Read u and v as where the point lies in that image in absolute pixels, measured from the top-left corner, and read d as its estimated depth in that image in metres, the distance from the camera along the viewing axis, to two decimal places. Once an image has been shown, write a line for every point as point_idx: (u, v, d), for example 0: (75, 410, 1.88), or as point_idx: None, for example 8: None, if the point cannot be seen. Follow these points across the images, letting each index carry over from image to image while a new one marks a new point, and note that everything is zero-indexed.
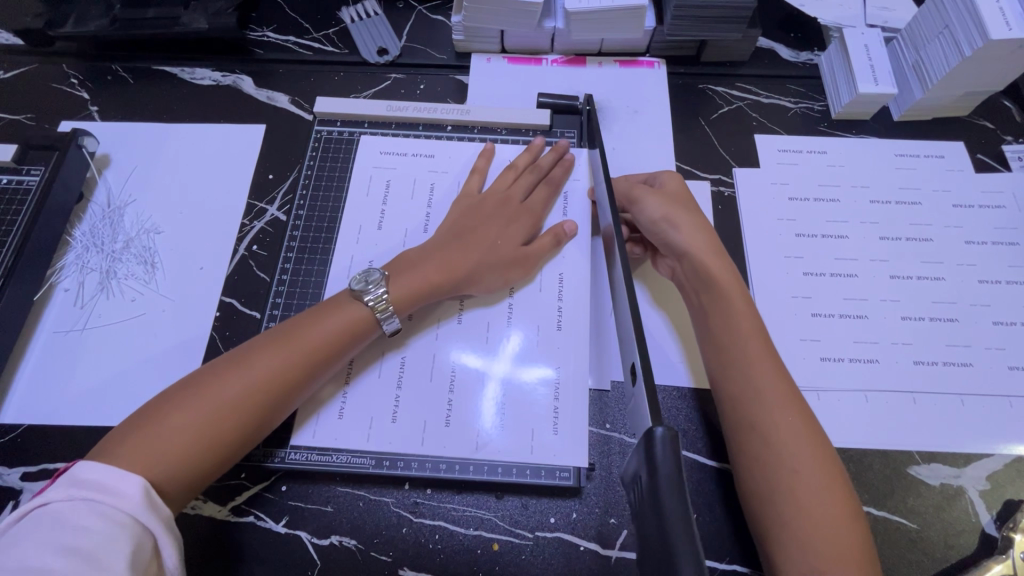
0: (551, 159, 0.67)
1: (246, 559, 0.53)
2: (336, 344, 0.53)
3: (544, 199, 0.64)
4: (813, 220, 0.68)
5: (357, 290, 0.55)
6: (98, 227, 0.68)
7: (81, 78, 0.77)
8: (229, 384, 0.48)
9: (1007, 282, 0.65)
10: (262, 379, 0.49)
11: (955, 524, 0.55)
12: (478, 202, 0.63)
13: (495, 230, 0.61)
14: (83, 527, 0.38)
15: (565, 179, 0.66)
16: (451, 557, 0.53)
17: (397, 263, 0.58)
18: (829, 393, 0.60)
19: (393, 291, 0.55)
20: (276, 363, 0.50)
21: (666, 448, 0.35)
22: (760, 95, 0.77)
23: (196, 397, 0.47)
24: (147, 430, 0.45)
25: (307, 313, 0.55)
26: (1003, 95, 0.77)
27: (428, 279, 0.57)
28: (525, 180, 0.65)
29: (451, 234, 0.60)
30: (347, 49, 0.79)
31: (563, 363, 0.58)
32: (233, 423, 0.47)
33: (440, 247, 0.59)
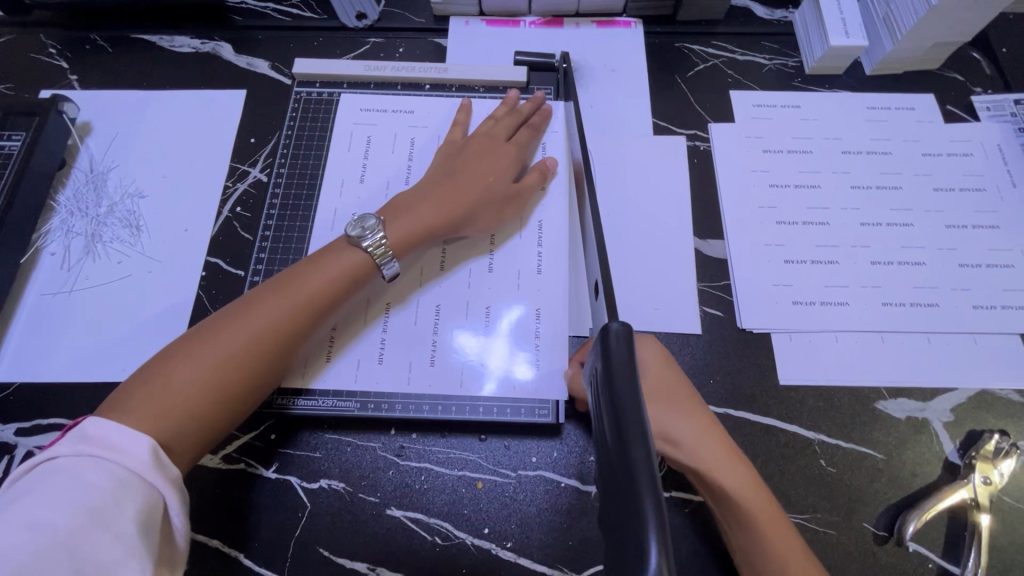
0: (530, 107, 0.68)
1: (239, 504, 0.55)
2: (334, 294, 0.54)
3: (527, 140, 0.66)
4: (786, 171, 0.70)
5: (354, 236, 0.55)
6: (81, 192, 0.69)
7: (59, 48, 0.77)
8: (230, 335, 0.49)
9: (973, 227, 0.66)
10: (264, 332, 0.50)
11: (920, 454, 0.57)
12: (464, 146, 0.64)
13: (484, 170, 0.62)
14: (89, 483, 0.39)
15: (544, 125, 0.68)
16: (437, 496, 0.55)
17: (392, 206, 0.59)
18: (800, 335, 0.62)
19: (391, 235, 0.56)
20: (275, 314, 0.51)
21: (621, 342, 0.40)
22: (735, 52, 0.78)
23: (199, 352, 0.48)
24: (154, 385, 0.46)
25: (299, 265, 0.55)
26: (972, 47, 0.78)
27: (426, 221, 0.58)
28: (507, 124, 0.66)
29: (442, 177, 0.61)
30: (325, 14, 0.79)
31: (543, 307, 0.60)
32: (238, 372, 0.48)
33: (433, 190, 0.60)
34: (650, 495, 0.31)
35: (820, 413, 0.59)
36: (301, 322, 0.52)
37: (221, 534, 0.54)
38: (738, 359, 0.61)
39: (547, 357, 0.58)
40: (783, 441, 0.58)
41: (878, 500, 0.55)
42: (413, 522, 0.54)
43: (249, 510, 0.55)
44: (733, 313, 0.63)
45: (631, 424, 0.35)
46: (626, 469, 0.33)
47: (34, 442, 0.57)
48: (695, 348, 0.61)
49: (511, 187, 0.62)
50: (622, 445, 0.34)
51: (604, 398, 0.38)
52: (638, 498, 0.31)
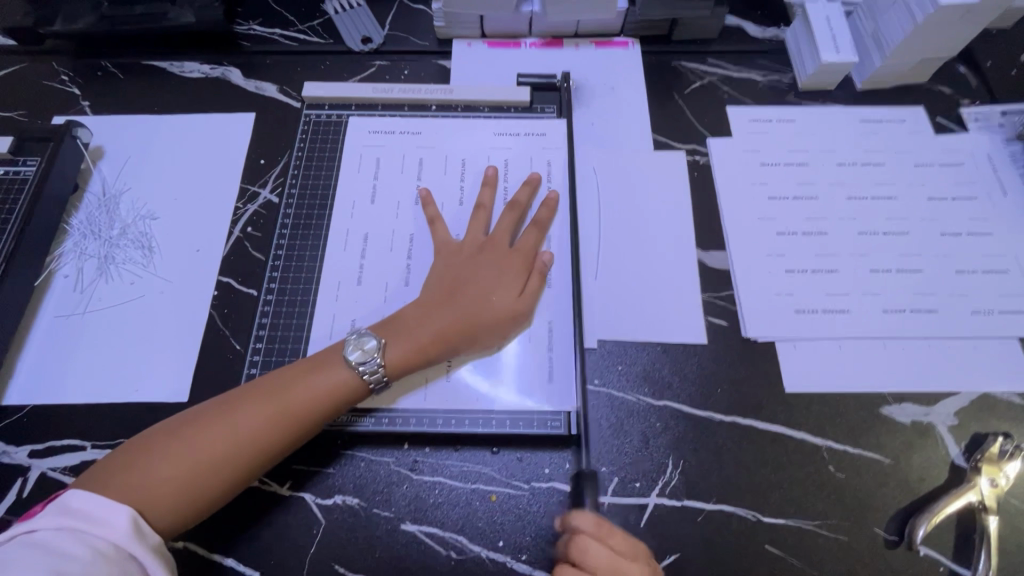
0: (525, 196, 0.66)
1: (254, 521, 0.56)
2: (319, 408, 0.53)
3: (533, 242, 0.63)
4: (784, 183, 0.72)
5: (353, 359, 0.54)
6: (94, 215, 0.70)
7: (71, 75, 0.79)
8: (216, 437, 0.49)
9: (967, 234, 0.68)
10: (247, 437, 0.50)
11: (927, 458, 0.58)
12: (459, 250, 0.62)
13: (485, 284, 0.59)
14: (72, 551, 0.40)
15: (550, 218, 0.65)
16: (451, 509, 0.56)
17: (387, 323, 0.57)
18: (804, 343, 0.63)
19: (388, 358, 0.55)
20: (261, 422, 0.50)
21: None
22: (731, 70, 0.81)
23: (183, 446, 0.48)
24: (136, 471, 0.47)
25: (295, 366, 0.55)
26: (959, 62, 0.81)
27: (421, 343, 0.56)
28: (507, 221, 0.64)
29: (439, 287, 0.59)
30: (332, 39, 0.82)
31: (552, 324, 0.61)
32: (214, 477, 0.48)
33: (425, 305, 0.58)
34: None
35: (827, 418, 0.60)
36: (281, 434, 0.51)
37: (236, 552, 0.54)
38: (743, 367, 0.62)
39: (555, 369, 0.59)
40: (791, 448, 0.58)
41: (888, 506, 0.56)
42: (428, 536, 0.55)
43: (264, 527, 0.55)
44: (737, 322, 0.65)
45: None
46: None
47: (48, 464, 0.58)
48: (702, 358, 0.62)
49: (517, 302, 0.59)
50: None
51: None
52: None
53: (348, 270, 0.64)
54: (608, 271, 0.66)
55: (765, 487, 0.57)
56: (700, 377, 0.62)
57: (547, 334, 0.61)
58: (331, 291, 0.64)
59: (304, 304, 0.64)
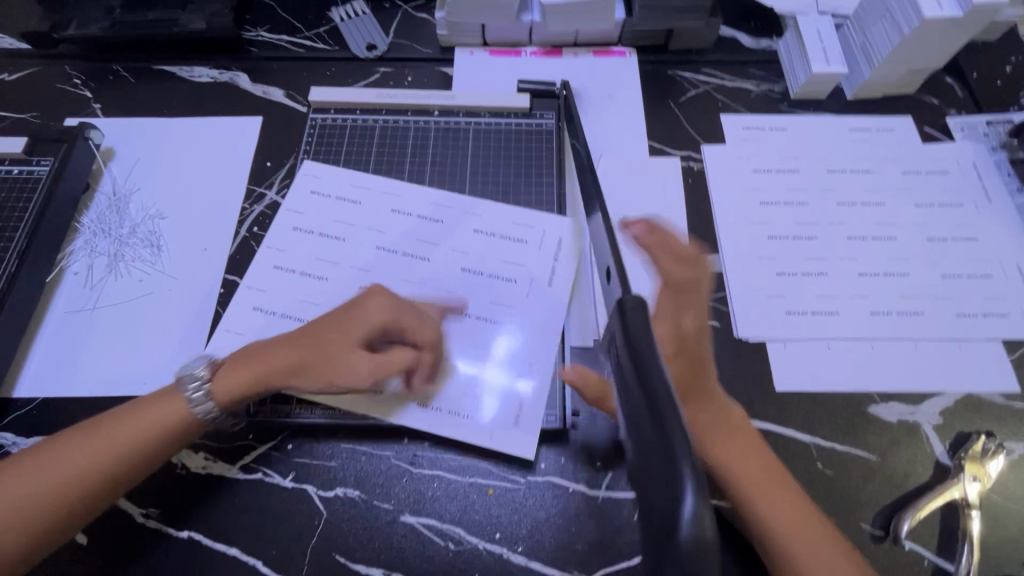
0: (381, 213, 0.67)
1: (257, 512, 0.57)
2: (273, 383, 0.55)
3: (392, 270, 0.61)
4: (775, 189, 0.74)
5: (182, 380, 0.54)
6: (103, 214, 0.72)
7: (83, 78, 0.81)
8: (96, 438, 0.51)
9: (952, 239, 0.70)
10: (150, 425, 0.52)
11: (913, 455, 0.60)
12: (328, 284, 0.62)
13: (345, 310, 0.58)
14: None
15: (410, 236, 0.66)
16: (450, 502, 0.57)
17: (247, 353, 0.56)
18: (794, 343, 0.65)
19: (212, 390, 0.54)
20: (173, 409, 0.53)
21: (637, 309, 0.41)
22: (725, 79, 0.83)
23: (88, 434, 0.52)
24: (17, 472, 0.49)
25: (262, 342, 0.57)
26: (946, 73, 0.83)
27: (253, 376, 0.55)
28: (365, 247, 0.64)
29: (306, 317, 0.59)
30: (337, 45, 0.84)
31: (542, 320, 0.63)
32: (103, 473, 0.50)
33: (298, 332, 0.57)
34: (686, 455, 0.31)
35: (815, 416, 0.62)
36: (188, 425, 0.53)
37: (239, 542, 0.56)
38: (735, 366, 0.64)
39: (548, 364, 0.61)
40: (781, 444, 0.60)
41: (874, 502, 0.58)
42: (427, 528, 0.56)
43: (267, 518, 0.57)
44: (729, 323, 0.66)
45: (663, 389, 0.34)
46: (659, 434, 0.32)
47: None
48: None
49: (375, 327, 0.55)
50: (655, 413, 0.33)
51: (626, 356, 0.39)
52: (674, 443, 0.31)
53: (352, 268, 0.66)
54: None
55: None
56: None
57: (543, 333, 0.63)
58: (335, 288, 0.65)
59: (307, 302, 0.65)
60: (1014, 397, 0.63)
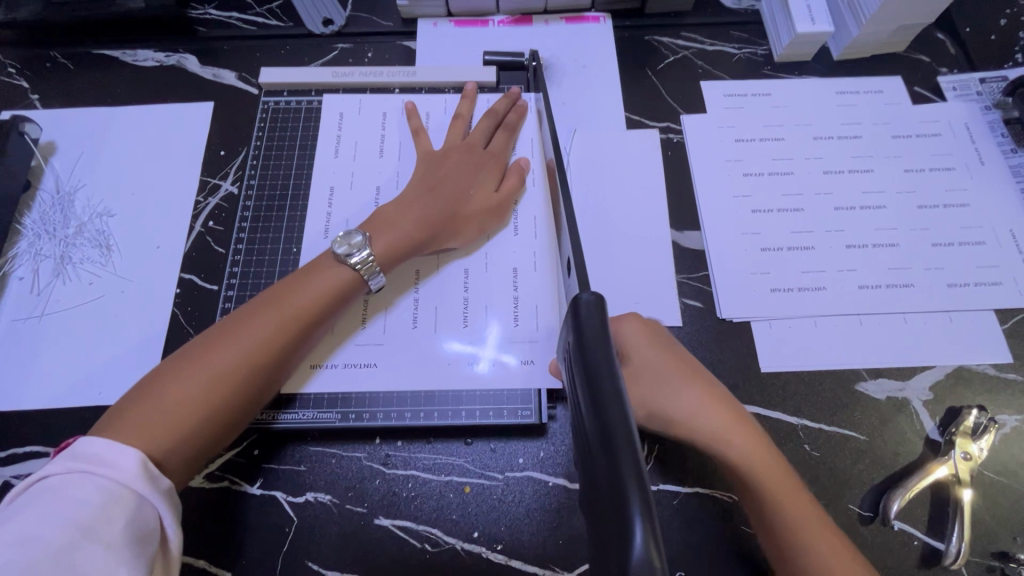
0: (504, 106, 0.68)
1: (225, 522, 0.55)
2: (324, 307, 0.53)
3: (504, 143, 0.66)
4: (759, 159, 0.70)
5: (342, 253, 0.54)
6: (49, 214, 0.68)
7: (18, 67, 0.76)
8: (216, 357, 0.48)
9: (944, 206, 0.67)
10: (254, 347, 0.49)
11: (902, 432, 0.58)
12: (442, 154, 0.63)
13: (466, 181, 0.62)
14: (82, 501, 0.38)
15: (521, 122, 0.68)
16: (425, 502, 0.55)
17: (375, 220, 0.58)
18: (780, 322, 0.62)
19: (376, 249, 0.55)
20: (269, 328, 0.50)
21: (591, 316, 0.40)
22: (705, 43, 0.78)
23: (188, 368, 0.47)
24: (138, 406, 0.45)
25: (288, 278, 0.54)
26: (937, 29, 0.79)
27: (409, 233, 0.57)
28: (484, 124, 0.66)
29: (430, 187, 0.60)
30: (291, 21, 0.78)
31: (517, 295, 0.60)
32: (231, 388, 0.47)
33: (420, 199, 0.59)
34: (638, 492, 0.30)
35: (803, 397, 0.59)
36: (299, 334, 0.52)
37: (206, 555, 0.53)
38: (719, 347, 0.61)
39: (526, 333, 0.59)
40: (768, 428, 0.58)
41: (863, 481, 0.56)
42: (402, 530, 0.54)
43: (236, 528, 0.54)
44: (712, 303, 0.64)
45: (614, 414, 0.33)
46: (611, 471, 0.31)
47: (11, 472, 0.56)
48: (677, 339, 0.62)
49: (494, 195, 0.62)
50: (608, 445, 0.32)
51: (582, 383, 0.37)
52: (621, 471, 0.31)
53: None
54: (592, 261, 0.64)
55: None
56: None
57: (514, 308, 0.60)
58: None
59: None
60: (1007, 368, 0.61)
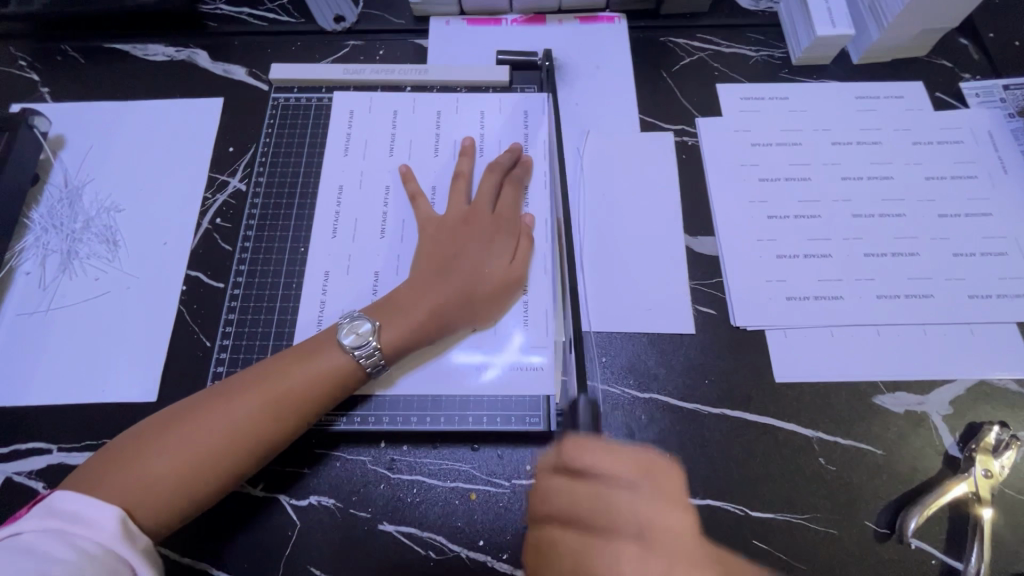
0: (507, 159, 0.64)
1: (227, 524, 0.54)
2: (317, 394, 0.51)
3: (514, 201, 0.62)
4: (776, 164, 0.69)
5: (347, 343, 0.53)
6: (56, 208, 0.67)
7: (29, 60, 0.75)
8: (203, 428, 0.48)
9: (966, 216, 0.66)
10: (241, 425, 0.48)
11: (920, 447, 0.56)
12: (444, 225, 0.60)
13: (477, 256, 0.58)
14: (55, 555, 0.39)
15: (527, 175, 0.64)
16: (430, 509, 0.54)
17: (382, 305, 0.56)
18: (795, 331, 0.61)
19: (382, 339, 0.53)
20: (258, 408, 0.49)
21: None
22: (721, 45, 0.77)
23: (179, 434, 0.47)
24: (130, 462, 0.46)
25: (290, 351, 0.53)
26: (960, 33, 0.77)
27: (419, 323, 0.54)
28: (488, 183, 0.62)
29: (439, 269, 0.57)
30: (303, 17, 0.78)
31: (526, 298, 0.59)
32: (212, 464, 0.47)
33: (430, 286, 0.56)
34: None
35: (819, 408, 0.58)
36: (290, 418, 0.50)
37: (209, 557, 0.53)
38: (732, 356, 0.60)
39: (538, 338, 0.58)
40: (782, 440, 0.57)
41: (880, 497, 0.55)
42: (407, 537, 0.53)
43: (238, 530, 0.54)
44: (726, 310, 0.62)
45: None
46: None
47: (13, 469, 0.56)
48: (689, 347, 0.60)
49: (509, 271, 0.58)
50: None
51: None
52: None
53: (335, 256, 0.62)
54: (603, 265, 0.63)
55: (754, 480, 0.55)
56: (688, 369, 0.59)
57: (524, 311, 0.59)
58: (318, 279, 0.61)
59: (283, 288, 0.62)
60: None
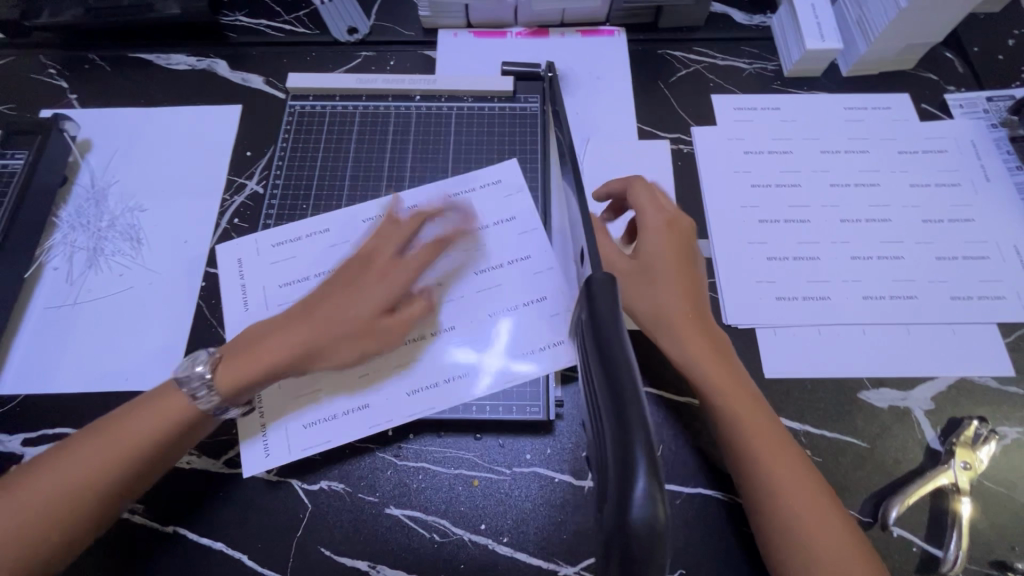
0: (459, 212, 0.63)
1: (243, 507, 0.57)
2: (158, 437, 0.51)
3: (430, 257, 0.58)
4: (767, 171, 0.72)
5: (182, 377, 0.52)
6: (83, 207, 0.71)
7: (59, 68, 0.79)
8: (38, 477, 0.48)
9: (949, 221, 0.68)
10: (71, 472, 0.49)
11: (903, 440, 0.59)
12: (354, 266, 0.57)
13: (344, 301, 0.55)
14: None
15: (462, 229, 0.61)
16: (435, 494, 0.57)
17: (294, 325, 0.54)
18: (785, 330, 0.64)
19: (219, 375, 0.51)
20: (129, 435, 0.50)
21: (603, 290, 0.39)
22: (716, 58, 0.81)
23: (44, 475, 0.48)
24: (7, 496, 0.48)
25: (213, 378, 0.53)
26: (946, 47, 0.81)
27: (278, 361, 0.52)
28: (412, 232, 0.59)
29: (304, 311, 0.55)
30: (318, 29, 0.82)
31: (525, 294, 0.59)
32: (50, 510, 0.47)
33: (288, 324, 0.54)
34: (641, 435, 0.31)
35: (806, 402, 0.61)
36: (118, 462, 0.49)
37: (225, 537, 0.56)
38: None
39: (534, 330, 0.57)
40: None
41: (864, 486, 0.57)
42: (412, 520, 0.56)
43: (253, 512, 0.57)
44: (718, 309, 0.65)
45: (624, 375, 0.34)
46: (616, 414, 0.32)
47: (40, 452, 0.59)
48: None
49: (389, 320, 0.55)
50: (614, 392, 0.33)
51: (593, 351, 0.37)
52: (632, 430, 0.31)
53: None
54: None
55: None
56: None
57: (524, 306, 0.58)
58: None
59: None
60: (1009, 381, 0.62)
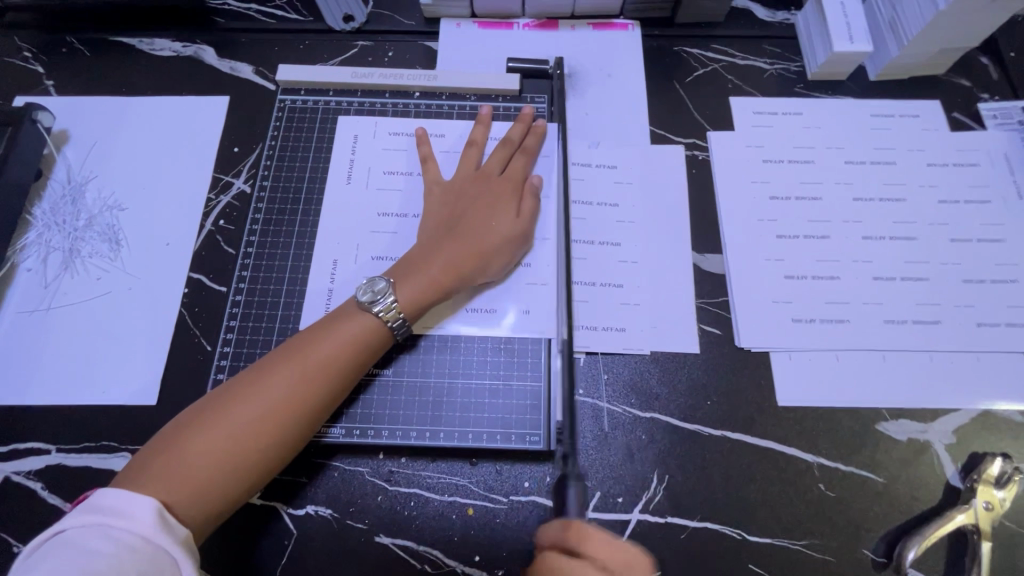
0: (519, 131, 0.65)
1: (220, 532, 0.53)
2: (343, 362, 0.51)
3: (523, 171, 0.63)
4: (787, 182, 0.68)
5: (365, 301, 0.53)
6: (59, 205, 0.67)
7: (34, 51, 0.74)
8: (238, 411, 0.46)
9: (978, 241, 0.65)
10: (280, 401, 0.48)
11: (921, 476, 0.56)
12: (457, 186, 0.62)
13: (485, 213, 0.59)
14: (96, 551, 0.37)
15: (539, 146, 0.66)
16: (427, 523, 0.54)
17: (400, 266, 0.56)
18: (801, 354, 0.60)
19: (400, 296, 0.54)
20: (274, 382, 0.48)
21: None
22: (736, 57, 0.76)
23: (212, 421, 0.46)
24: (167, 456, 0.44)
25: (318, 323, 0.53)
26: (980, 52, 0.76)
27: (433, 280, 0.55)
28: (499, 153, 0.64)
29: (449, 225, 0.59)
30: (313, 16, 0.76)
31: (535, 311, 0.60)
32: (272, 443, 0.47)
33: (441, 242, 0.57)
34: None
35: (822, 433, 0.58)
36: (321, 391, 0.50)
37: (205, 561, 0.52)
38: (740, 376, 0.60)
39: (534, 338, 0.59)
40: (782, 465, 0.56)
41: (879, 523, 0.54)
42: (402, 549, 0.53)
43: (232, 539, 0.53)
44: (731, 331, 0.62)
45: None
46: None
47: (11, 468, 0.56)
48: (693, 367, 0.60)
49: (516, 222, 0.59)
50: None
51: None
52: None
53: (344, 246, 0.62)
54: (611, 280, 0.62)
55: (753, 506, 0.55)
56: (690, 391, 0.59)
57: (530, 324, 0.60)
58: (325, 267, 0.61)
59: (284, 297, 0.61)
60: None
